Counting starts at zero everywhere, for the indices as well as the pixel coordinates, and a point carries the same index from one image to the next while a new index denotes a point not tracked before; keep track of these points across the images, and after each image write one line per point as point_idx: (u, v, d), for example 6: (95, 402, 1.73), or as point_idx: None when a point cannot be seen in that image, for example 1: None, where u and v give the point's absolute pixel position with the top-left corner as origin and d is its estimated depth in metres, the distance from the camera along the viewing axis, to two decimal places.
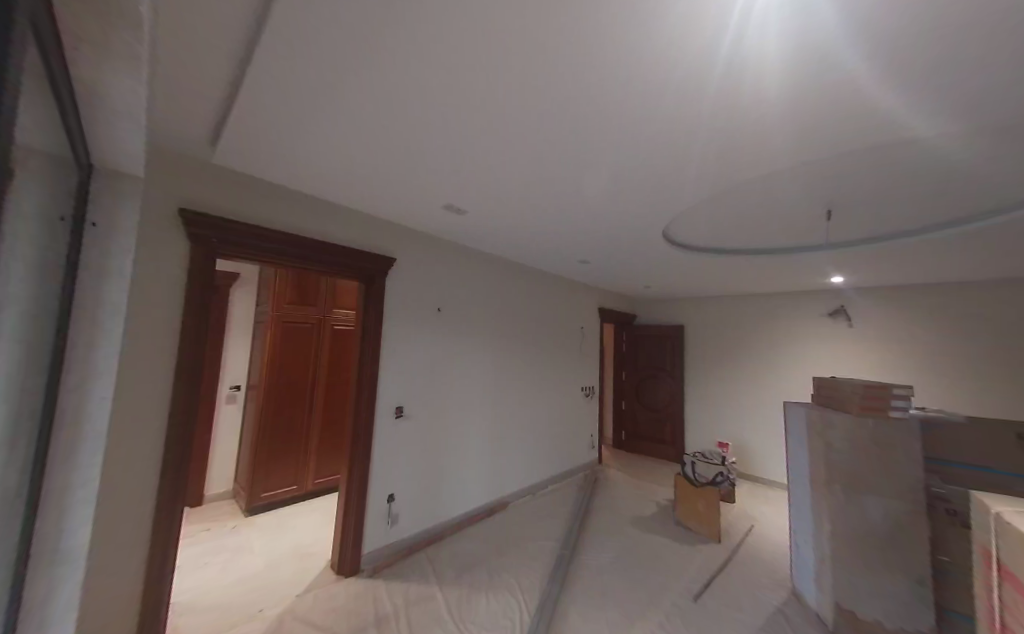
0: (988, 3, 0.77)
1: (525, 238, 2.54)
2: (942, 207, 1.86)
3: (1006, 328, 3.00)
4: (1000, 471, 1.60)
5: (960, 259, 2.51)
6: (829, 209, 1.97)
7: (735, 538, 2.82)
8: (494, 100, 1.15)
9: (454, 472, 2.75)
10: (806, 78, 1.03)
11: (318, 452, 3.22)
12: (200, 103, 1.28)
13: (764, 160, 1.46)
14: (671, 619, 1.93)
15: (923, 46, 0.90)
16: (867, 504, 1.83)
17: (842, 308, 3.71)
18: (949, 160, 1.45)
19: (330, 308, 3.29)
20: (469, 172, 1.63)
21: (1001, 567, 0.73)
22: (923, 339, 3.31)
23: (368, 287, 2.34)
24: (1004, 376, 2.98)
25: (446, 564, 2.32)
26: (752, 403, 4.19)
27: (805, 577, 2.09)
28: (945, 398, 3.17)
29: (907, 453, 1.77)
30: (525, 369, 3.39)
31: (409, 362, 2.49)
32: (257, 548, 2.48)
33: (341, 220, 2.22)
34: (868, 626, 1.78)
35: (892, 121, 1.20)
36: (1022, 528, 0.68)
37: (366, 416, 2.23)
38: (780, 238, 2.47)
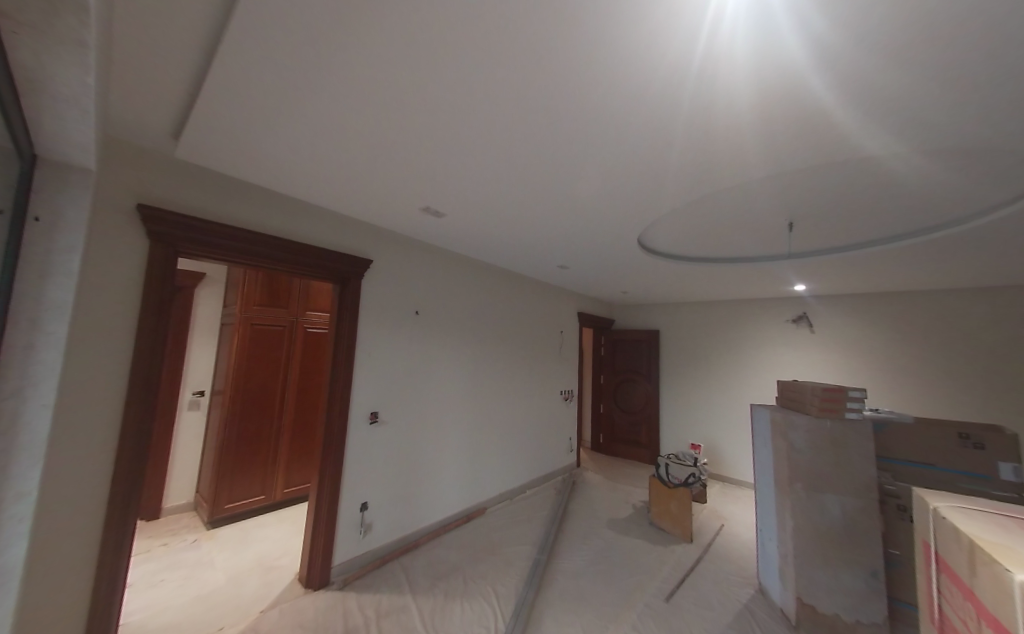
0: (931, 28, 0.84)
1: (504, 243, 2.55)
2: (890, 220, 2.00)
3: (948, 334, 3.24)
4: (941, 469, 1.91)
5: (907, 269, 2.70)
6: (790, 221, 2.08)
7: (706, 537, 2.90)
8: (474, 104, 1.15)
9: (430, 478, 2.70)
10: (771, 95, 1.09)
11: (288, 460, 3.09)
12: (162, 95, 1.22)
13: (732, 172, 1.53)
14: (643, 620, 1.96)
15: (873, 70, 0.97)
16: (826, 502, 1.91)
17: (805, 314, 3.92)
18: (896, 178, 1.57)
19: (303, 310, 3.19)
20: (447, 174, 1.62)
21: (939, 559, 0.78)
22: (876, 344, 3.54)
23: (343, 289, 2.28)
24: (946, 379, 3.22)
25: (420, 573, 2.26)
26: (723, 405, 4.34)
27: (770, 574, 2.17)
28: (896, 399, 3.40)
29: (859, 451, 1.89)
30: (504, 372, 3.38)
31: (385, 366, 2.44)
32: (218, 563, 2.34)
33: (314, 220, 2.16)
34: (827, 619, 1.85)
35: (845, 140, 1.28)
36: (958, 522, 0.74)
37: (339, 422, 2.17)
38: (747, 247, 2.59)
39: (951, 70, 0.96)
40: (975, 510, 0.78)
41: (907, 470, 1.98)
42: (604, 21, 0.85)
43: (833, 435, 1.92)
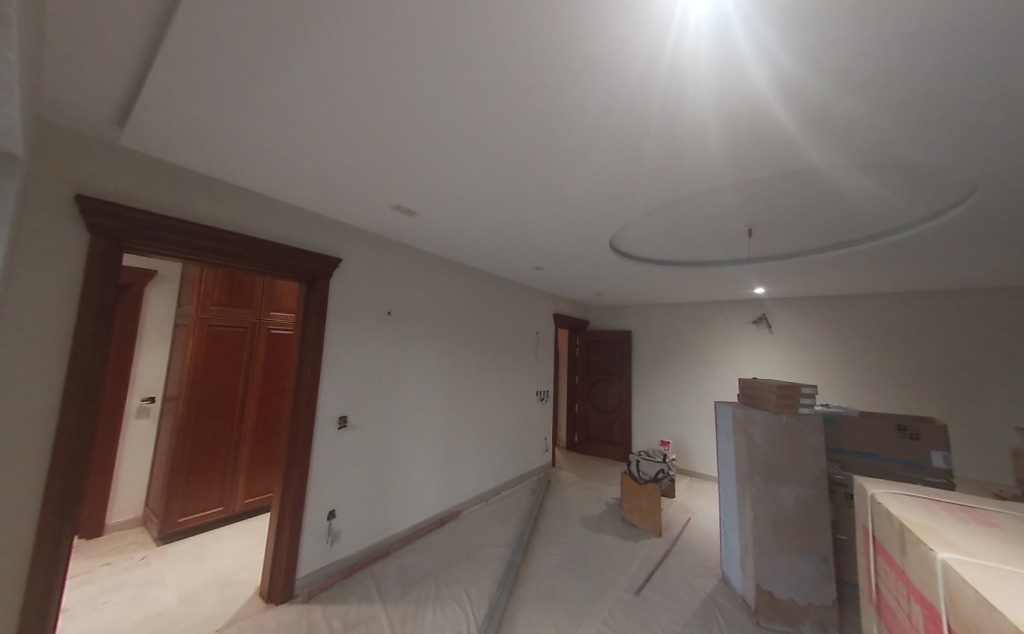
0: (872, 52, 0.92)
1: (477, 243, 2.54)
2: (836, 228, 2.16)
3: (889, 334, 3.52)
4: (884, 458, 2.07)
5: (853, 274, 2.92)
6: (749, 227, 2.20)
7: (674, 530, 3.01)
8: (446, 99, 1.14)
9: (403, 483, 2.64)
10: (733, 108, 1.15)
11: (249, 468, 2.92)
12: (104, 77, 1.13)
13: (699, 178, 1.58)
14: (614, 615, 1.99)
15: (824, 88, 1.04)
16: (782, 493, 2.02)
17: (765, 315, 4.14)
18: (843, 190, 1.69)
19: (267, 311, 3.04)
20: (418, 171, 1.60)
21: (876, 541, 0.85)
22: (827, 343, 3.80)
23: (309, 289, 2.19)
24: (886, 375, 3.50)
25: (391, 581, 2.20)
26: (690, 403, 4.51)
27: (732, 564, 2.26)
28: (844, 394, 3.67)
29: (810, 444, 2.02)
30: (478, 374, 3.36)
31: (354, 368, 2.36)
32: (168, 581, 2.18)
33: (279, 216, 2.06)
34: (784, 604, 1.95)
35: (799, 152, 1.36)
36: (892, 507, 0.80)
37: (305, 427, 2.08)
38: (711, 251, 2.71)
39: (891, 90, 1.04)
40: (908, 497, 0.86)
41: (853, 460, 2.15)
42: (579, 23, 0.86)
43: (788, 429, 2.04)
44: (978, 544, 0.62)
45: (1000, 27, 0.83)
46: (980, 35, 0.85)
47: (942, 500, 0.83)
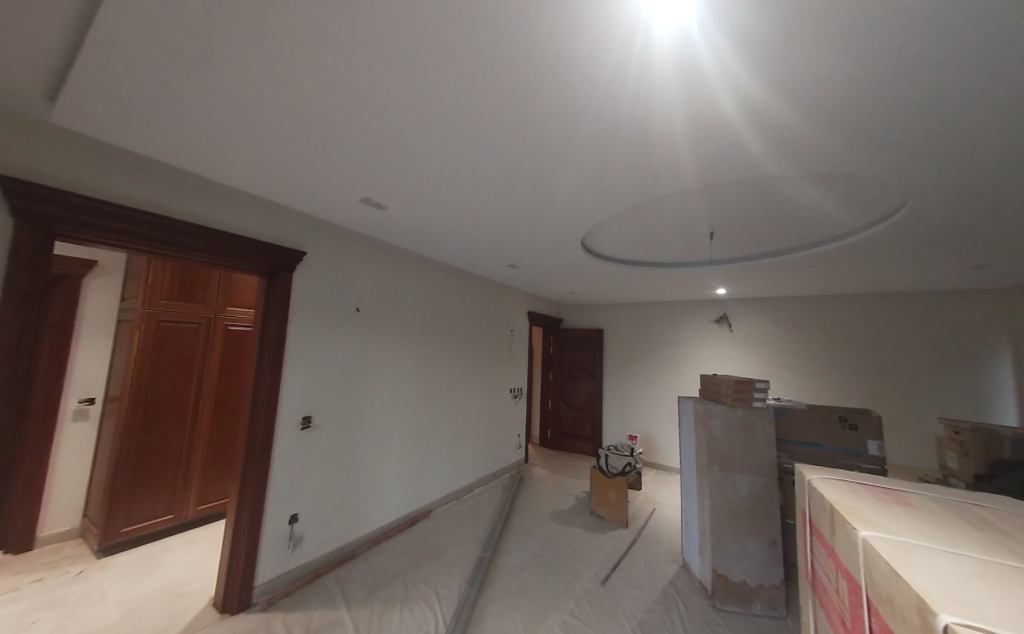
0: (819, 72, 0.99)
1: (449, 239, 2.50)
2: (789, 234, 2.31)
3: (836, 333, 3.80)
4: (827, 448, 2.24)
5: (804, 277, 3.12)
6: (711, 231, 2.31)
7: (640, 521, 3.12)
8: (416, 89, 1.12)
9: (371, 484, 2.58)
10: (697, 116, 1.20)
11: (202, 473, 2.75)
12: (27, 46, 1.02)
13: (665, 182, 1.64)
14: (580, 605, 2.05)
15: (777, 102, 1.11)
16: (737, 482, 2.14)
17: (726, 315, 4.35)
18: (794, 198, 1.80)
19: (223, 306, 2.87)
20: (386, 162, 1.55)
21: (812, 523, 0.92)
22: (781, 341, 4.05)
23: (270, 283, 2.08)
24: (832, 371, 3.78)
25: (357, 584, 2.15)
26: (657, 399, 4.68)
27: (692, 551, 2.38)
28: (795, 389, 3.93)
29: (763, 435, 2.15)
30: (450, 371, 3.33)
31: (318, 366, 2.27)
32: (110, 595, 2.02)
33: (236, 205, 1.94)
34: (737, 586, 2.08)
35: (757, 160, 1.44)
36: (825, 491, 0.88)
37: (265, 428, 1.98)
38: (677, 253, 2.82)
39: (836, 107, 1.12)
40: (839, 481, 0.94)
41: (800, 450, 2.31)
42: (551, 22, 0.88)
43: (743, 422, 2.16)
44: (893, 522, 0.69)
45: (926, 55, 0.91)
46: (910, 60, 0.93)
47: (867, 484, 0.92)
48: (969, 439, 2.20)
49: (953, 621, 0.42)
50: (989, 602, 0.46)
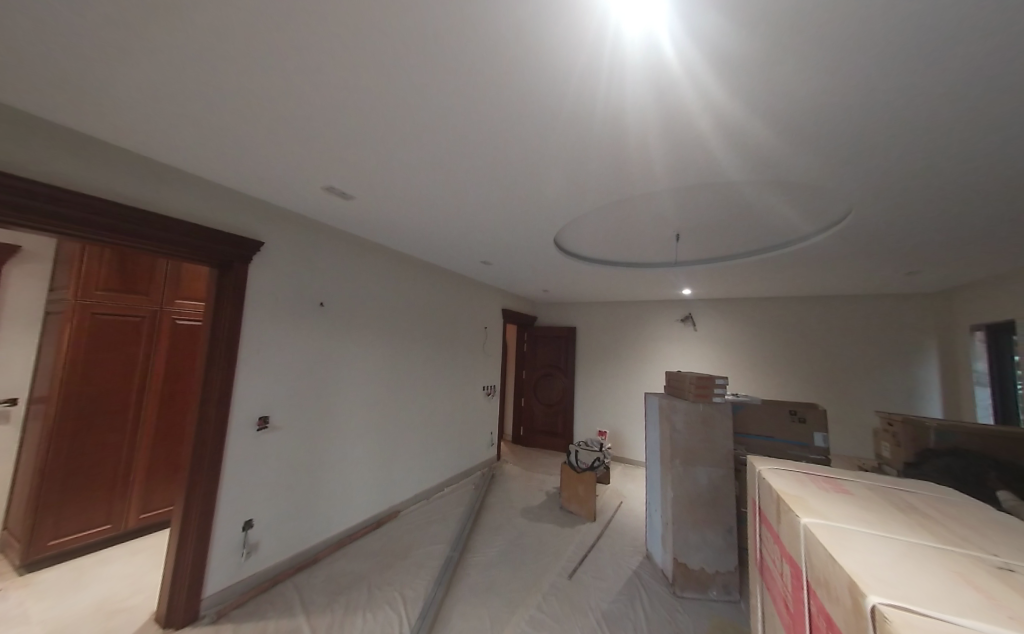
0: (778, 82, 1.03)
1: (420, 232, 2.44)
2: (748, 237, 2.42)
3: (790, 333, 4.04)
4: (778, 440, 2.38)
5: (762, 279, 3.30)
6: (678, 232, 2.38)
7: (607, 514, 3.20)
8: (380, 73, 1.06)
9: (334, 485, 2.48)
10: (667, 119, 1.22)
11: (146, 479, 2.54)
12: None
13: (635, 183, 1.68)
14: (547, 599, 2.07)
15: (740, 109, 1.15)
16: (697, 474, 2.23)
17: (691, 315, 4.53)
18: (754, 203, 1.90)
19: (171, 299, 2.65)
20: (351, 150, 1.49)
21: (761, 511, 0.96)
22: (741, 340, 4.27)
23: (223, 275, 1.94)
24: (785, 368, 4.03)
25: (317, 591, 2.06)
26: (626, 395, 4.81)
27: (655, 542, 2.47)
28: (752, 385, 4.15)
29: (722, 429, 2.25)
30: (420, 368, 3.26)
31: (277, 363, 2.15)
32: (32, 616, 1.82)
33: (185, 189, 1.79)
34: (695, 574, 2.17)
35: (722, 165, 1.49)
36: (774, 480, 0.92)
37: (216, 429, 1.85)
38: (646, 253, 2.90)
39: (794, 117, 1.18)
40: (786, 471, 0.99)
41: (754, 442, 2.44)
42: (524, 15, 0.86)
43: (704, 417, 2.26)
44: (831, 509, 0.74)
45: (876, 70, 0.97)
46: (862, 74, 0.99)
47: (812, 474, 0.97)
48: (900, 429, 2.41)
49: (881, 602, 0.45)
50: (910, 581, 0.49)
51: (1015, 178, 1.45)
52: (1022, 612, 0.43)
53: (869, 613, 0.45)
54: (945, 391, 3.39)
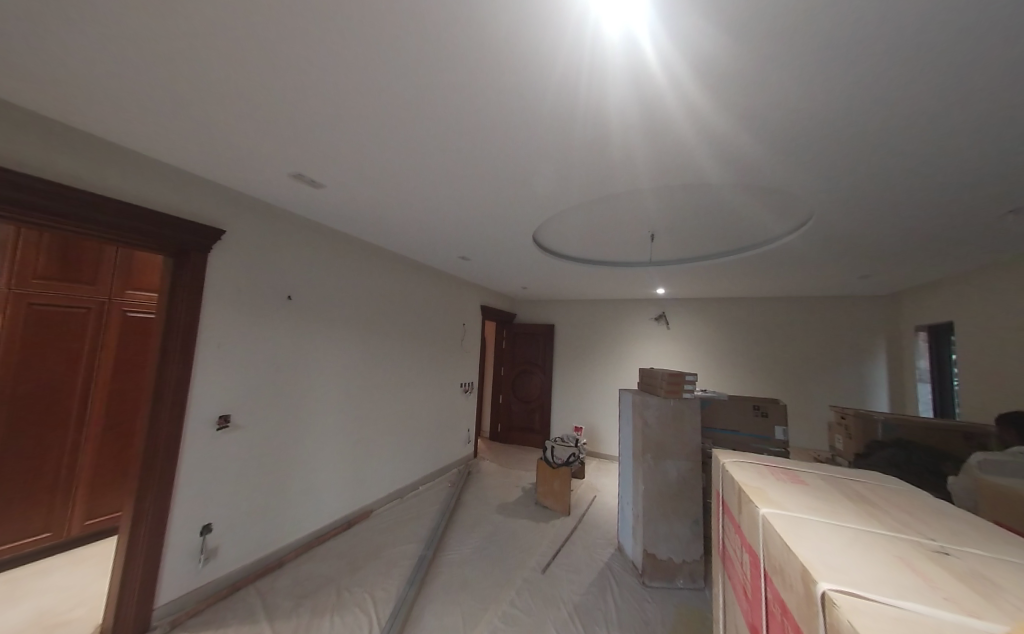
0: (750, 87, 1.06)
1: (396, 224, 2.37)
2: (718, 239, 2.51)
3: (756, 332, 4.23)
4: (743, 433, 2.49)
5: (731, 279, 3.43)
6: (653, 232, 2.43)
7: (581, 508, 3.26)
8: (352, 57, 1.01)
9: (302, 486, 2.39)
10: (645, 118, 1.23)
11: (90, 483, 2.34)
12: None
13: (612, 181, 1.69)
14: (520, 594, 2.09)
15: (715, 112, 1.17)
16: (667, 468, 2.30)
17: (665, 313, 4.66)
18: (724, 205, 1.96)
19: (121, 289, 2.46)
20: (321, 137, 1.42)
21: (724, 503, 1.00)
22: (711, 338, 4.42)
23: (179, 264, 1.81)
24: (751, 365, 4.22)
25: (282, 595, 1.98)
26: (602, 391, 4.90)
27: (626, 534, 2.53)
28: (721, 382, 4.32)
29: (692, 424, 2.32)
30: (394, 364, 3.18)
31: (239, 359, 2.03)
32: None
33: (135, 169, 1.65)
34: (664, 563, 2.24)
35: (696, 166, 1.53)
36: (736, 473, 0.95)
37: (170, 428, 1.73)
38: (622, 251, 2.95)
39: (764, 123, 1.22)
40: (748, 464, 1.02)
41: (721, 436, 2.54)
42: (501, 9, 0.85)
43: (675, 412, 2.32)
44: (787, 499, 0.77)
45: (841, 77, 1.01)
46: (827, 83, 1.03)
47: (771, 466, 1.02)
48: (852, 422, 2.58)
49: (831, 589, 0.46)
50: (857, 567, 0.51)
51: (955, 189, 1.56)
52: (954, 593, 0.46)
53: (820, 600, 0.47)
54: (891, 386, 3.66)
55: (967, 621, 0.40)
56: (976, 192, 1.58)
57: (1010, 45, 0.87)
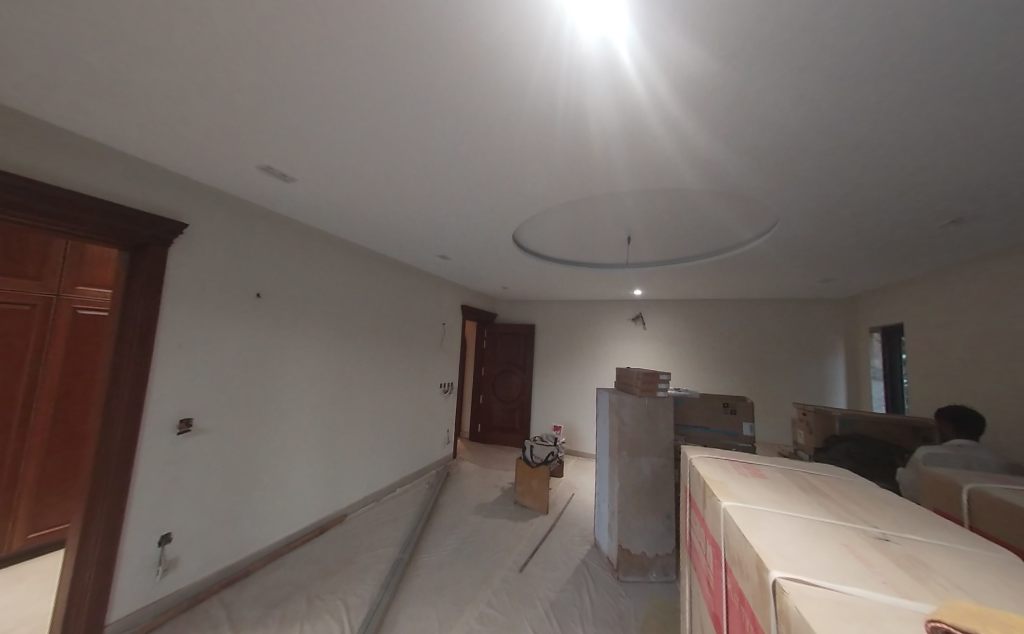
0: (720, 97, 1.10)
1: (371, 221, 2.32)
2: (692, 242, 2.59)
3: (728, 332, 4.38)
4: (713, 430, 2.59)
5: (704, 282, 3.55)
6: (630, 234, 2.49)
7: (559, 507, 3.29)
8: (324, 51, 0.99)
9: (271, 491, 2.30)
10: (623, 122, 1.25)
11: (32, 494, 2.16)
12: None
13: (589, 183, 1.72)
14: (497, 594, 2.08)
15: (688, 119, 1.21)
16: (642, 465, 2.35)
17: (642, 314, 4.77)
18: (696, 210, 2.03)
19: (70, 286, 2.29)
20: (291, 130, 1.37)
21: (691, 498, 1.03)
22: (686, 338, 4.56)
23: (136, 259, 1.71)
24: (723, 364, 4.37)
25: (248, 605, 1.90)
26: (581, 391, 4.97)
27: (602, 531, 2.58)
28: (694, 380, 4.46)
29: (665, 422, 2.39)
30: (370, 364, 3.11)
31: (202, 359, 1.93)
32: None
33: (86, 156, 1.54)
34: (637, 558, 2.30)
35: (670, 172, 1.57)
36: (703, 468, 0.99)
37: (124, 432, 1.63)
38: (601, 253, 2.99)
39: (733, 131, 1.26)
40: (715, 460, 1.06)
41: (693, 433, 2.63)
42: (477, 8, 0.85)
43: (650, 410, 2.38)
44: (748, 492, 0.80)
45: (799, 93, 1.06)
46: (788, 97, 1.08)
47: (734, 460, 1.06)
48: (813, 418, 2.73)
49: (781, 577, 0.49)
50: (807, 555, 0.54)
51: (905, 200, 1.67)
52: (891, 576, 0.50)
53: (772, 588, 0.49)
54: (849, 384, 3.89)
55: (901, 603, 0.43)
56: (923, 203, 1.69)
57: (951, 67, 0.94)
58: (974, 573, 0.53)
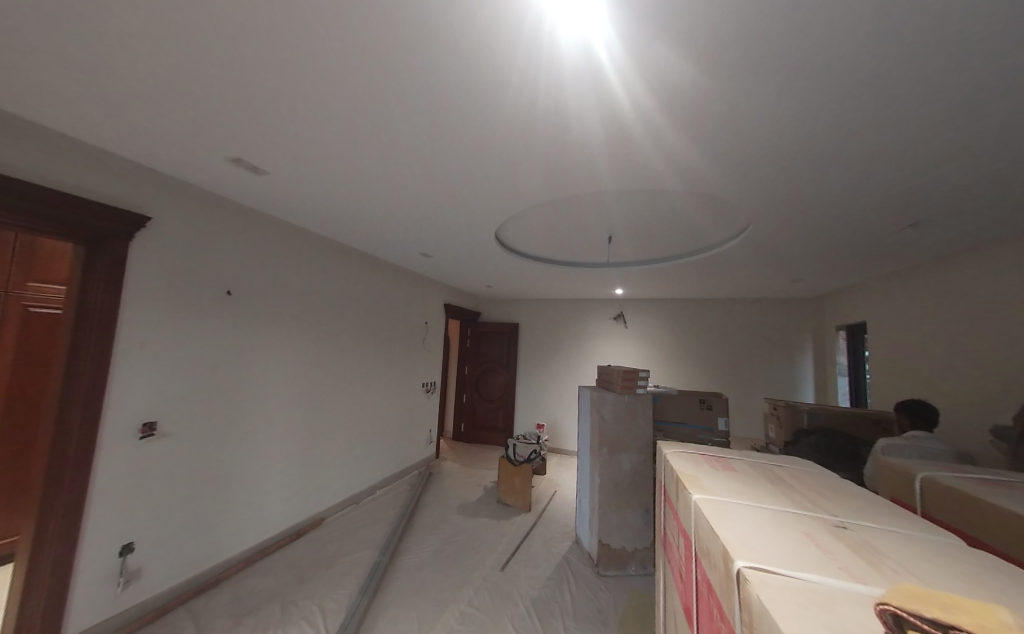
0: (695, 101, 1.12)
1: (349, 216, 2.26)
2: (670, 242, 2.65)
3: (705, 330, 4.51)
4: (690, 425, 2.65)
5: (682, 281, 3.64)
6: (610, 233, 2.51)
7: (541, 504, 3.32)
8: (295, 40, 0.95)
9: (243, 496, 2.22)
10: (603, 123, 1.26)
11: None
12: None
13: (570, 182, 1.73)
14: (479, 593, 2.08)
15: (664, 122, 1.23)
16: (622, 461, 2.39)
17: (623, 313, 4.85)
18: (673, 211, 2.08)
19: (20, 283, 2.14)
20: (262, 121, 1.32)
21: (665, 492, 1.05)
22: (665, 337, 4.66)
23: (94, 254, 1.61)
24: (700, 362, 4.49)
25: (219, 615, 1.83)
26: (564, 389, 5.01)
27: (583, 526, 2.61)
28: (673, 377, 4.57)
29: (644, 418, 2.44)
30: (349, 364, 3.05)
31: (168, 360, 1.84)
32: None
33: (35, 143, 1.43)
34: (617, 552, 2.34)
35: (648, 173, 1.60)
36: (676, 463, 1.01)
37: (80, 438, 1.54)
38: (582, 252, 3.02)
39: (708, 136, 1.30)
40: (688, 454, 1.09)
41: (671, 429, 2.69)
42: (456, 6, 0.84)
43: (629, 407, 2.42)
44: (718, 485, 0.82)
45: (769, 100, 1.10)
46: (760, 103, 1.12)
47: (707, 455, 1.09)
48: (783, 412, 2.84)
49: (745, 565, 0.51)
50: (770, 544, 0.57)
51: (866, 204, 1.76)
52: (847, 562, 0.52)
53: (736, 577, 0.50)
54: (817, 379, 4.07)
55: (855, 587, 0.45)
56: (883, 207, 1.78)
57: (906, 78, 0.99)
58: (921, 556, 0.56)
